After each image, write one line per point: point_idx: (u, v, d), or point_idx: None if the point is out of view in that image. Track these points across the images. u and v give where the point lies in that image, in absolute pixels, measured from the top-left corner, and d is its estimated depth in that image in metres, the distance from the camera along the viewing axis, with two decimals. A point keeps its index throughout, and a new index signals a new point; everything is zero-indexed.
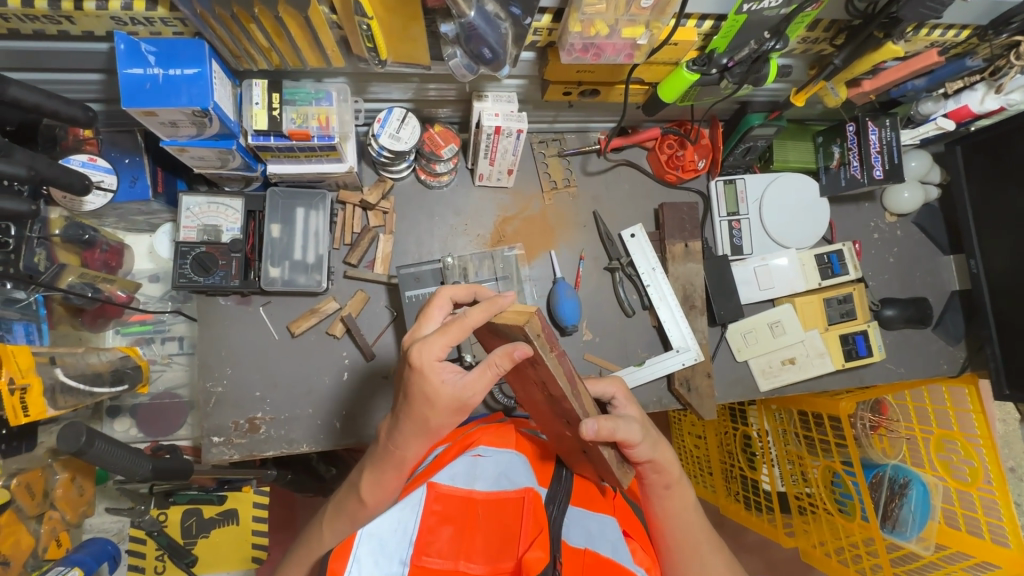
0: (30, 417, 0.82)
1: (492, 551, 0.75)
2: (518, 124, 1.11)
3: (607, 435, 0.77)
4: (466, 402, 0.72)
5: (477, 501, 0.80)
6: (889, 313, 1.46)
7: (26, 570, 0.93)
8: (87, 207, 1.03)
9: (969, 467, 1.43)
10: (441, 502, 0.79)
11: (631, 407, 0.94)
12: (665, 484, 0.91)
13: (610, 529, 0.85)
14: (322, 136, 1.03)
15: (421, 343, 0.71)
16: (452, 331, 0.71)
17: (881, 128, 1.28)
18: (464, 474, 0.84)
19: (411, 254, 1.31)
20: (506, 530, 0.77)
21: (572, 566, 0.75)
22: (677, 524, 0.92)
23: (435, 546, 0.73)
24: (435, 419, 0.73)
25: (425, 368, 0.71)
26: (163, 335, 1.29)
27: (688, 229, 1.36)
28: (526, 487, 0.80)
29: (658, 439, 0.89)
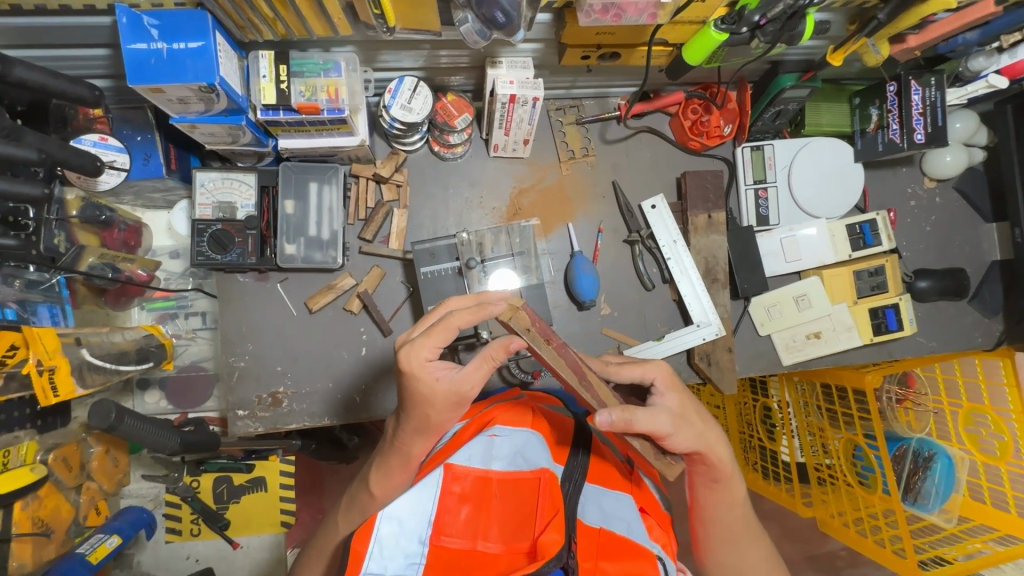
0: (60, 397, 0.84)
1: (508, 530, 0.77)
2: (534, 91, 1.06)
3: (623, 425, 0.77)
4: (464, 394, 0.80)
5: (493, 480, 0.82)
6: (923, 285, 1.40)
7: (68, 537, 0.98)
8: (101, 186, 1.03)
9: (998, 441, 1.41)
10: (459, 483, 0.80)
11: (674, 395, 0.86)
12: (713, 482, 0.90)
13: (627, 507, 0.85)
14: (332, 109, 1.00)
15: (410, 347, 0.79)
16: (438, 334, 0.79)
17: (925, 87, 1.19)
18: (481, 454, 0.84)
19: (426, 228, 1.29)
20: (521, 510, 0.79)
21: (587, 545, 0.76)
22: (718, 516, 0.92)
23: (453, 525, 0.76)
24: (435, 414, 0.80)
25: (417, 370, 0.79)
26: (186, 310, 1.31)
27: (712, 199, 1.31)
28: (542, 468, 0.81)
29: (703, 430, 0.85)
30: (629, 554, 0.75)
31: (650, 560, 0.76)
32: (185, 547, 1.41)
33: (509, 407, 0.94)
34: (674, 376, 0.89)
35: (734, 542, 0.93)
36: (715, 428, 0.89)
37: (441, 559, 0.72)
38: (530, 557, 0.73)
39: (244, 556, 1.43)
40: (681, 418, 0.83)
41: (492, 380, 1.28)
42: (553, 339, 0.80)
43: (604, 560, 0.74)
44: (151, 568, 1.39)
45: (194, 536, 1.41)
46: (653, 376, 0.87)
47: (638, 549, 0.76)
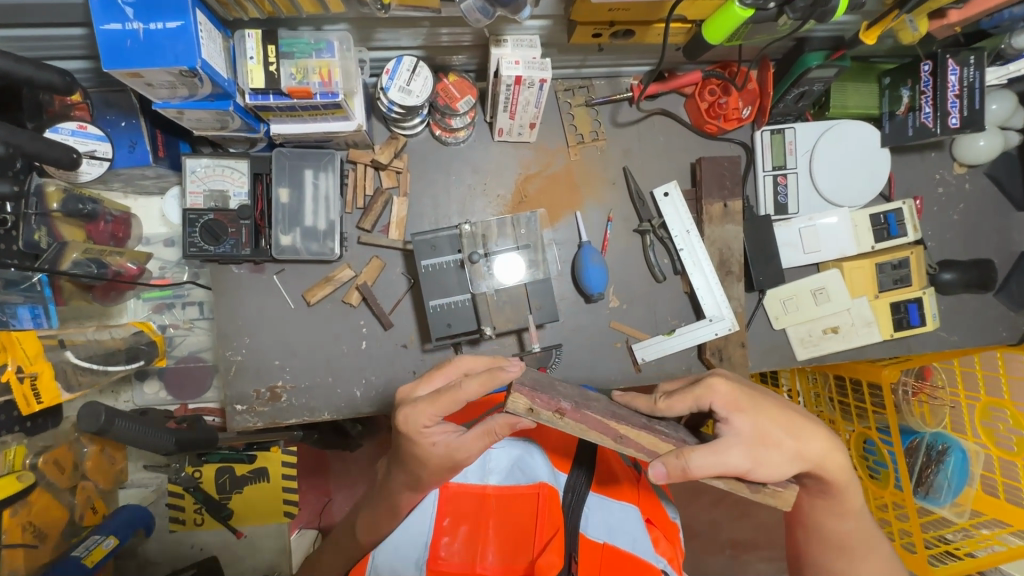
0: (43, 404, 0.87)
1: (507, 548, 0.78)
2: (540, 72, 0.99)
3: (679, 472, 0.72)
4: (459, 461, 0.78)
5: (491, 497, 0.84)
6: (947, 278, 1.34)
7: (62, 539, 0.97)
8: (83, 177, 0.99)
9: (1017, 437, 1.34)
10: (452, 504, 0.83)
11: (744, 417, 0.80)
12: (838, 504, 0.88)
13: (633, 519, 0.82)
14: (325, 93, 0.93)
15: (410, 411, 0.77)
16: (441, 403, 0.75)
17: (963, 66, 1.10)
18: (478, 471, 0.89)
19: (427, 217, 1.24)
20: (519, 526, 0.80)
21: (589, 558, 0.75)
22: (828, 532, 0.91)
23: (451, 545, 0.78)
24: (426, 474, 0.79)
25: (413, 436, 0.77)
26: (182, 300, 1.27)
27: (728, 187, 1.24)
28: (540, 482, 0.81)
29: (795, 448, 0.80)
30: (630, 569, 0.74)
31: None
32: (190, 536, 1.41)
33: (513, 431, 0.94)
34: (740, 394, 0.82)
35: (845, 563, 0.92)
36: (816, 441, 0.82)
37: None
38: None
39: (248, 546, 1.43)
40: (761, 445, 0.77)
41: None
42: (565, 409, 0.69)
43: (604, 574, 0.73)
44: (155, 557, 1.39)
45: (197, 525, 1.40)
46: (709, 401, 0.82)
47: (642, 565, 0.74)
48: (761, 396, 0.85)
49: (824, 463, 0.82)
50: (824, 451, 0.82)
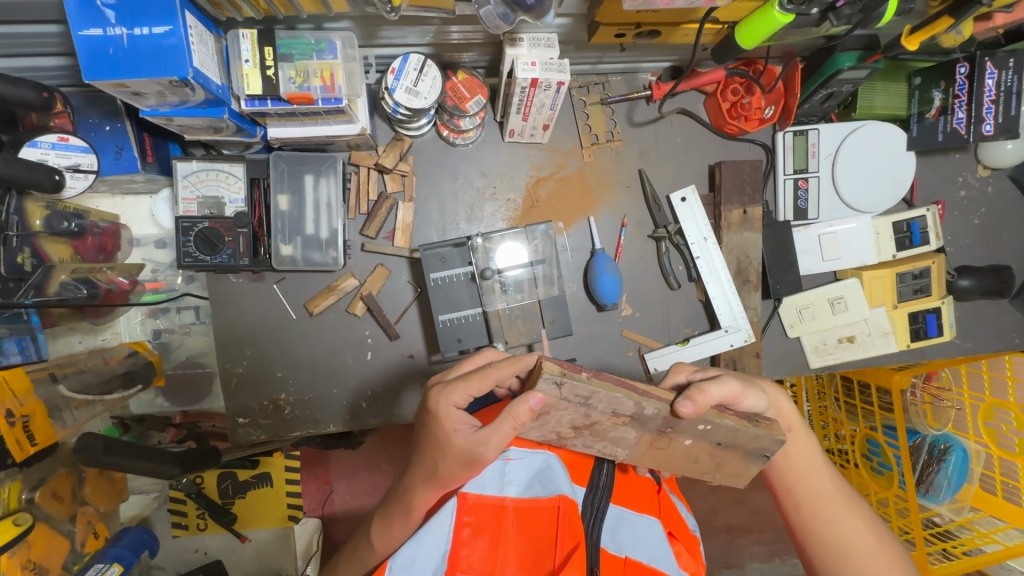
0: (39, 446, 0.81)
1: (526, 564, 0.70)
2: (558, 75, 0.93)
3: (704, 397, 0.72)
4: (477, 457, 0.74)
5: (509, 509, 0.73)
6: (965, 284, 1.31)
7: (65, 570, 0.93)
8: (66, 192, 0.91)
9: (1019, 438, 1.36)
10: (471, 514, 0.73)
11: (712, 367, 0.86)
12: (817, 502, 0.87)
13: (655, 532, 0.79)
14: (327, 98, 0.86)
15: (442, 389, 0.78)
16: (473, 381, 0.77)
17: (1001, 70, 1.06)
18: (495, 480, 0.77)
19: (434, 223, 1.18)
20: (539, 540, 0.72)
21: (610, 564, 0.74)
22: (810, 488, 0.87)
23: (468, 559, 0.69)
24: (443, 467, 0.76)
25: (439, 416, 0.77)
26: (178, 304, 1.20)
27: (749, 192, 1.19)
28: (560, 494, 0.72)
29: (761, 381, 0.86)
30: None
31: None
32: (193, 541, 1.40)
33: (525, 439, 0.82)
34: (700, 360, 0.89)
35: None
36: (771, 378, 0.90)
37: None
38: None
39: (252, 549, 1.43)
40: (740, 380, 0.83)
41: None
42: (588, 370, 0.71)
43: None
44: (158, 561, 1.36)
45: (201, 530, 1.39)
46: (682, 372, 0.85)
47: None
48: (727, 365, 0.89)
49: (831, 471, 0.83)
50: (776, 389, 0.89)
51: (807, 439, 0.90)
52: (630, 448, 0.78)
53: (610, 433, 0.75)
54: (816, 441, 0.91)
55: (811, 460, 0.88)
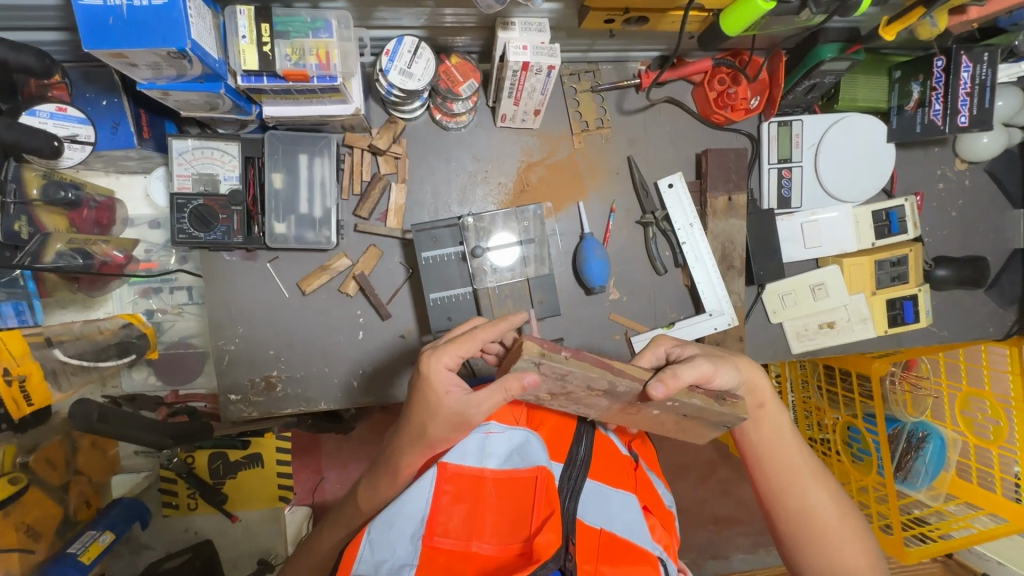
0: (34, 405, 0.83)
1: (502, 531, 0.73)
2: (549, 59, 0.96)
3: (673, 379, 0.75)
4: (466, 416, 0.78)
5: (488, 480, 0.77)
6: (942, 274, 1.35)
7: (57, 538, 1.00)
8: (65, 162, 0.94)
9: (993, 426, 1.41)
10: (451, 483, 0.76)
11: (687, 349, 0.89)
12: (786, 474, 0.92)
13: (631, 506, 0.78)
14: (322, 76, 0.89)
15: (433, 352, 0.79)
16: (463, 344, 0.79)
17: (977, 64, 1.09)
18: (476, 451, 0.79)
19: (426, 206, 1.20)
20: (516, 510, 0.74)
21: (586, 547, 0.73)
22: (776, 457, 0.93)
23: (447, 525, 0.73)
24: (433, 428, 0.80)
25: (432, 375, 0.79)
26: (170, 284, 1.22)
27: (734, 179, 1.22)
28: (539, 466, 0.75)
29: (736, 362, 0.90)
30: (631, 559, 0.71)
31: (651, 564, 0.71)
32: (183, 521, 1.41)
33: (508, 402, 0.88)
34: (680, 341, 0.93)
35: (831, 553, 0.87)
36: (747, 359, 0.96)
37: (435, 559, 0.70)
38: (525, 558, 0.70)
39: (243, 529, 1.44)
40: (714, 358, 0.87)
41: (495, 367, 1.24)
42: (567, 349, 0.73)
43: (605, 563, 0.70)
44: (148, 539, 1.37)
45: (192, 510, 1.40)
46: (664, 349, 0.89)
47: (642, 555, 0.72)
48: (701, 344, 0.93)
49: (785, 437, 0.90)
50: (746, 369, 0.93)
51: (777, 413, 0.95)
52: (606, 412, 0.81)
53: (583, 400, 0.79)
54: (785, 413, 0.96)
55: (779, 432, 0.94)
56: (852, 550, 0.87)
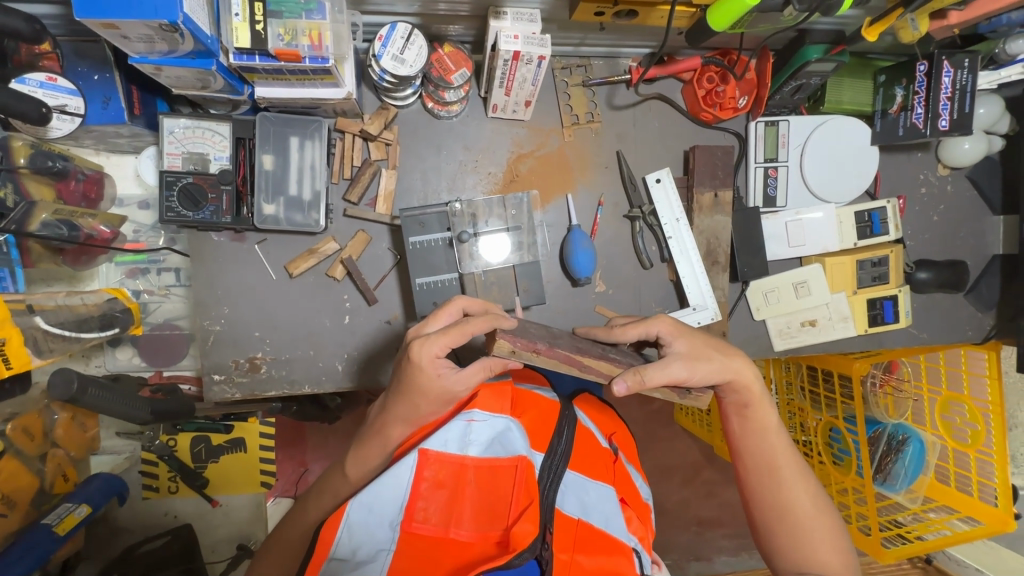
0: (13, 369, 0.82)
1: (480, 520, 0.69)
2: (540, 49, 0.97)
3: (638, 386, 0.80)
4: (456, 394, 0.82)
5: (469, 468, 0.72)
6: (923, 276, 1.37)
7: (35, 507, 1.07)
8: (53, 132, 0.95)
9: (971, 429, 1.42)
10: (431, 469, 0.71)
11: (680, 339, 0.90)
12: (769, 474, 0.92)
13: (607, 498, 0.77)
14: (314, 57, 0.90)
15: (423, 341, 0.79)
16: (453, 335, 0.78)
17: (957, 69, 1.12)
18: (457, 437, 0.75)
19: (416, 192, 1.21)
20: (495, 498, 0.70)
21: (564, 535, 0.69)
22: (757, 453, 0.93)
23: (425, 511, 0.68)
24: (425, 405, 0.82)
25: (425, 364, 0.79)
26: (158, 266, 1.26)
27: (720, 176, 1.24)
28: (520, 455, 0.72)
29: (724, 364, 0.87)
30: (605, 548, 0.69)
31: (626, 556, 0.69)
32: (163, 504, 1.40)
33: (491, 387, 0.84)
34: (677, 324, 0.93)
35: (808, 551, 0.89)
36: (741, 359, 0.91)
37: (412, 545, 0.65)
38: (503, 547, 0.65)
39: (223, 514, 1.43)
40: (697, 359, 0.86)
41: None
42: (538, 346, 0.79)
43: (581, 553, 0.68)
44: (126, 522, 1.37)
45: (172, 493, 1.39)
46: (656, 328, 0.91)
47: (615, 545, 0.70)
48: (698, 330, 0.94)
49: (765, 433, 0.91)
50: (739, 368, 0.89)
51: (764, 412, 0.93)
52: None
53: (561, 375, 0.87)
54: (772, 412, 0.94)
55: (763, 430, 0.93)
56: (828, 549, 0.89)
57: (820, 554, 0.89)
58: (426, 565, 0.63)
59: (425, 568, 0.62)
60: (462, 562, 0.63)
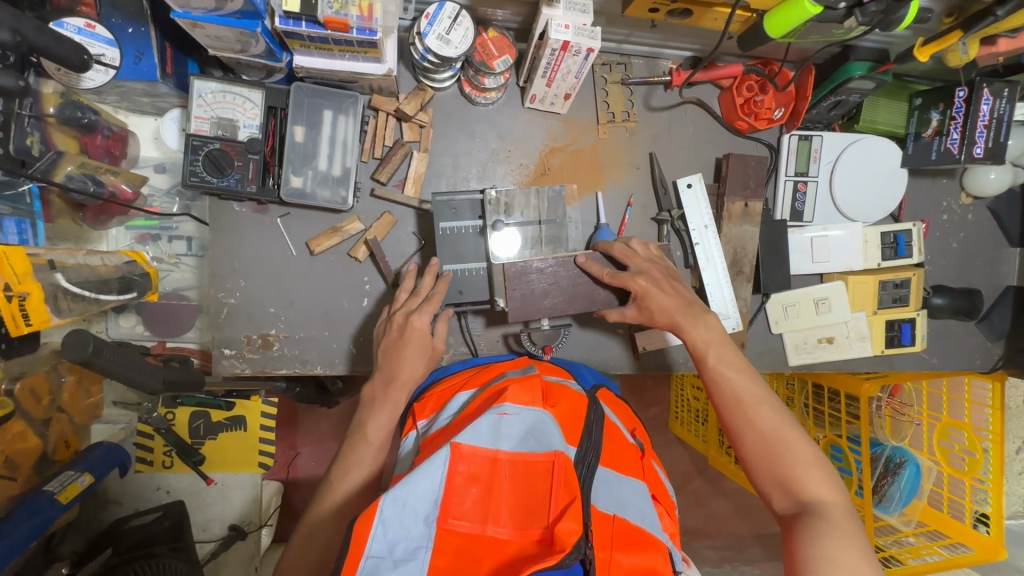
0: (32, 326, 0.79)
1: (518, 515, 0.68)
2: (589, 41, 0.95)
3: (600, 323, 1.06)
4: (437, 349, 1.01)
5: (502, 462, 0.71)
6: (938, 301, 1.38)
7: (36, 471, 1.05)
8: (86, 83, 0.91)
9: (969, 457, 1.42)
10: (464, 463, 0.69)
11: (656, 296, 1.00)
12: (735, 400, 0.91)
13: (640, 494, 0.77)
14: (362, 28, 0.87)
15: (416, 313, 0.99)
16: (434, 300, 1.01)
17: (996, 98, 1.12)
18: (490, 431, 0.72)
19: (445, 177, 1.18)
20: (532, 495, 0.69)
21: (601, 534, 0.68)
22: (722, 382, 0.93)
23: (461, 506, 0.67)
24: (420, 364, 0.97)
25: (418, 325, 0.98)
26: (170, 233, 1.24)
27: (751, 186, 1.23)
28: (557, 451, 0.71)
29: (676, 316, 0.99)
30: (642, 546, 0.69)
31: (662, 553, 0.69)
32: (155, 478, 1.36)
33: (521, 381, 0.82)
34: (664, 291, 1.01)
35: (789, 471, 0.84)
36: (701, 321, 0.98)
37: (449, 543, 0.63)
38: (544, 545, 0.64)
39: (217, 493, 1.39)
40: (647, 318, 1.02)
41: (497, 348, 1.23)
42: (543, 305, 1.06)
43: (619, 551, 0.67)
44: (117, 495, 1.33)
45: (166, 468, 1.36)
46: (632, 285, 1.01)
47: (653, 542, 0.70)
48: (676, 287, 1.02)
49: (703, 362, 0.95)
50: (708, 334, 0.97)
51: (720, 340, 0.96)
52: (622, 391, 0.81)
53: None
54: (732, 343, 0.97)
55: (721, 358, 0.94)
56: (810, 466, 0.84)
57: (801, 471, 0.83)
58: (467, 564, 0.62)
59: (467, 566, 0.62)
60: (504, 561, 0.62)
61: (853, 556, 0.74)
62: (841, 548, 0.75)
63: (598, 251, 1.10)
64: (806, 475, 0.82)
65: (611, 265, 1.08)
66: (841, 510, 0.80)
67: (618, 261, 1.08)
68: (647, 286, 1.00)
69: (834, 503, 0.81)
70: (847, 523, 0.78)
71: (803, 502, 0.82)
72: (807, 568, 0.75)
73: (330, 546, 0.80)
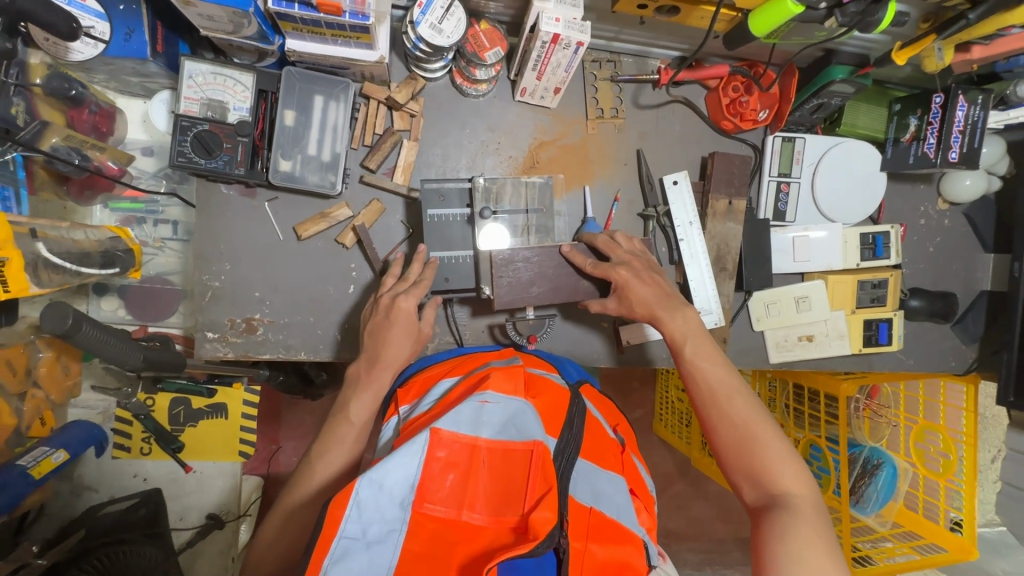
0: (10, 293, 0.78)
1: (494, 503, 0.68)
2: (579, 35, 0.97)
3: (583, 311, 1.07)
4: (423, 331, 1.00)
5: (481, 450, 0.71)
6: (915, 303, 1.41)
7: (10, 445, 1.05)
8: (73, 55, 0.91)
9: (943, 458, 1.46)
10: (443, 449, 0.70)
11: (642, 284, 1.01)
12: (709, 391, 0.93)
13: (618, 489, 0.78)
14: (355, 13, 0.88)
15: (403, 296, 0.99)
16: (422, 285, 1.01)
17: (970, 104, 1.14)
18: (469, 417, 0.73)
19: (435, 167, 1.19)
20: (510, 483, 0.69)
21: (577, 524, 0.69)
22: (699, 372, 0.95)
23: (437, 492, 0.67)
24: (405, 346, 0.97)
25: (403, 310, 0.98)
26: (155, 216, 1.23)
27: (736, 185, 1.25)
28: (535, 440, 0.71)
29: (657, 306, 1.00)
30: (616, 538, 0.70)
31: (635, 546, 0.70)
32: (132, 465, 1.33)
33: (502, 370, 0.83)
34: (650, 285, 1.02)
35: (760, 461, 0.85)
36: (681, 309, 1.00)
37: (424, 527, 0.64)
38: (519, 533, 0.65)
39: (196, 481, 1.37)
40: (627, 305, 1.03)
41: (482, 338, 1.23)
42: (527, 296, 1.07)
43: (594, 542, 0.67)
44: (92, 482, 1.31)
45: (144, 455, 1.33)
46: (613, 276, 1.02)
47: (627, 535, 0.71)
48: (659, 279, 1.03)
49: (679, 349, 0.98)
50: (687, 324, 0.99)
51: (700, 334, 0.98)
52: None
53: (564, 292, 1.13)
54: (712, 336, 0.98)
55: (700, 350, 0.96)
56: (781, 458, 0.85)
57: (771, 463, 0.85)
58: (440, 550, 0.62)
59: (440, 552, 0.62)
60: (477, 549, 0.63)
61: (817, 546, 0.76)
62: (806, 539, 0.76)
63: (583, 243, 1.12)
64: (776, 466, 0.84)
65: (595, 255, 1.10)
66: (808, 503, 0.82)
67: (602, 252, 1.09)
68: (627, 277, 1.02)
69: (803, 495, 0.82)
70: (814, 515, 0.80)
71: (771, 493, 0.83)
72: (772, 557, 0.77)
73: (307, 524, 0.80)
